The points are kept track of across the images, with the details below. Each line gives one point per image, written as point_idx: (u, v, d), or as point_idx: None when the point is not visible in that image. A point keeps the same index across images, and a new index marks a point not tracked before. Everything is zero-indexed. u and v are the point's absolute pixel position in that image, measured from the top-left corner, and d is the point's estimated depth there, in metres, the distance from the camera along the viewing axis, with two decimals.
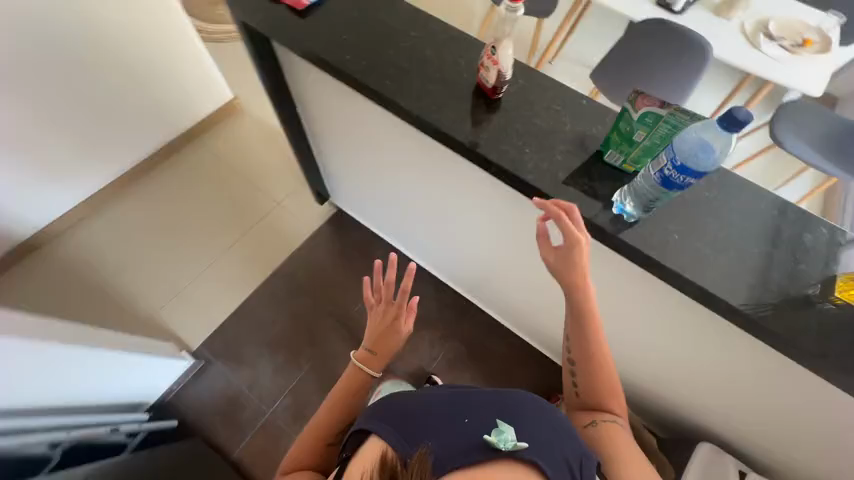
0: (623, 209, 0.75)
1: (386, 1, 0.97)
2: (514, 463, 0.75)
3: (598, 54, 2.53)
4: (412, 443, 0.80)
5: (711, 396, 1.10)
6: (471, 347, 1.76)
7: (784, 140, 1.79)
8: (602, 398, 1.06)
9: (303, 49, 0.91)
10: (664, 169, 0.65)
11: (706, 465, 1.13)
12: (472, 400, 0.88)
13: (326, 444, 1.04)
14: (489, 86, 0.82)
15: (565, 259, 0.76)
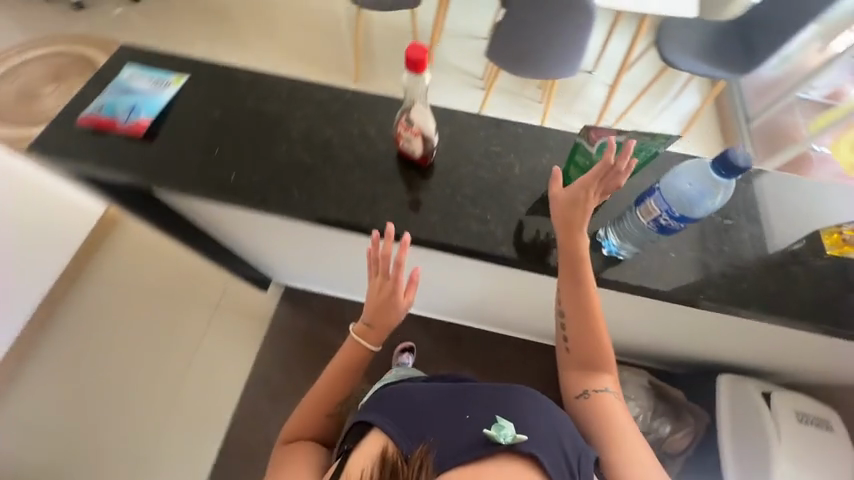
0: (610, 246, 0.76)
1: (251, 84, 0.79)
2: (513, 457, 0.69)
3: (481, 22, 2.46)
4: (412, 438, 0.74)
5: (716, 345, 1.14)
6: (478, 367, 1.71)
7: (675, 61, 1.87)
8: (598, 360, 0.90)
9: (171, 184, 0.69)
10: (660, 218, 0.69)
11: (732, 402, 1.17)
12: (473, 391, 0.79)
13: (325, 413, 0.93)
14: (418, 156, 0.69)
15: (569, 200, 0.64)
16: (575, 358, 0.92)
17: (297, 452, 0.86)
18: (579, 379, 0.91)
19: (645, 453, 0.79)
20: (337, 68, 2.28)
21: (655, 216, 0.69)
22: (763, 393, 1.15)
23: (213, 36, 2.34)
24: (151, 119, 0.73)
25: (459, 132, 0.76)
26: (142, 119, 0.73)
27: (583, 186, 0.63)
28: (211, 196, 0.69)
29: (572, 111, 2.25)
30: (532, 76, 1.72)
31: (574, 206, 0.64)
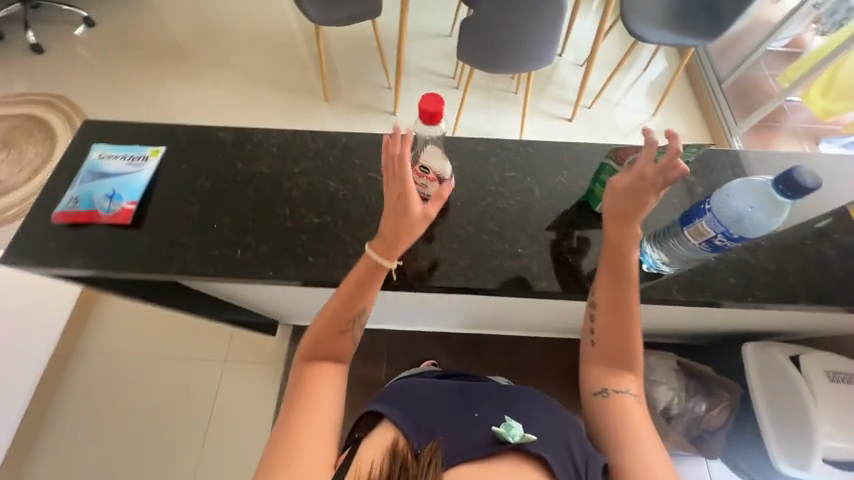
0: (652, 261, 0.84)
1: (249, 152, 0.93)
2: (520, 457, 0.67)
3: (444, 19, 2.41)
4: (423, 432, 0.71)
5: (743, 322, 1.15)
6: (506, 374, 1.68)
7: (644, 35, 1.87)
8: (624, 358, 0.81)
9: (202, 268, 0.81)
10: (715, 239, 0.73)
11: (760, 370, 1.18)
12: (483, 390, 0.79)
13: (339, 333, 0.79)
14: (438, 198, 0.88)
15: (630, 186, 0.74)
16: (599, 351, 0.82)
17: (311, 378, 0.76)
18: (603, 377, 0.81)
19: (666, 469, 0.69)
20: (305, 89, 2.19)
21: (709, 236, 0.73)
22: (791, 357, 1.16)
23: (169, 73, 2.21)
24: (136, 204, 0.85)
25: (460, 181, 0.95)
26: (125, 205, 0.84)
27: (641, 176, 0.73)
28: (239, 273, 0.80)
29: (548, 96, 2.23)
30: (507, 71, 1.65)
31: (633, 190, 0.74)
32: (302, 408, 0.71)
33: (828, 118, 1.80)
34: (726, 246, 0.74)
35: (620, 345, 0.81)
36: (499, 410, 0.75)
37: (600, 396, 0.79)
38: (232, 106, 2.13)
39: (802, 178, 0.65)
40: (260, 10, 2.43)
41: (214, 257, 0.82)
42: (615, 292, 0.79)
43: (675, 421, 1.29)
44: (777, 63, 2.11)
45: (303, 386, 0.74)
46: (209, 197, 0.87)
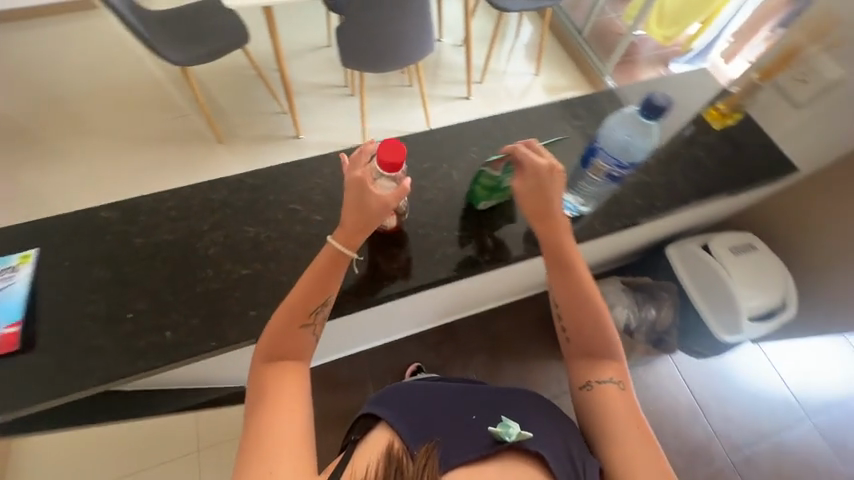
0: (574, 206, 0.93)
1: (146, 223, 0.83)
2: (515, 454, 0.72)
3: (319, 30, 2.36)
4: (420, 435, 0.75)
5: (658, 231, 1.33)
6: (487, 349, 1.74)
7: (507, 6, 2.01)
8: (597, 349, 0.89)
9: (128, 369, 0.71)
10: (611, 170, 0.85)
11: (685, 265, 1.37)
12: (483, 392, 0.84)
13: (299, 334, 0.72)
14: (391, 228, 0.89)
15: (533, 186, 0.80)
16: (575, 347, 0.91)
17: (275, 383, 0.68)
18: (587, 371, 0.88)
19: (651, 454, 0.76)
20: (193, 137, 2.00)
21: (607, 171, 0.85)
22: (702, 245, 1.36)
23: (19, 161, 1.88)
24: (21, 325, 0.72)
25: None
26: (5, 330, 0.71)
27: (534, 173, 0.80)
28: (174, 358, 0.72)
29: (442, 82, 2.31)
30: (396, 67, 1.67)
31: (534, 191, 0.81)
32: (269, 412, 0.64)
33: (669, 42, 2.08)
34: (625, 171, 0.86)
35: (590, 338, 0.89)
36: (498, 412, 0.80)
37: (584, 390, 0.86)
38: (111, 178, 1.88)
39: (658, 100, 0.77)
40: (110, 63, 2.15)
41: (142, 350, 0.72)
42: (569, 291, 0.87)
43: (636, 333, 1.46)
44: (618, 7, 2.44)
45: (271, 389, 0.67)
46: (113, 286, 0.77)
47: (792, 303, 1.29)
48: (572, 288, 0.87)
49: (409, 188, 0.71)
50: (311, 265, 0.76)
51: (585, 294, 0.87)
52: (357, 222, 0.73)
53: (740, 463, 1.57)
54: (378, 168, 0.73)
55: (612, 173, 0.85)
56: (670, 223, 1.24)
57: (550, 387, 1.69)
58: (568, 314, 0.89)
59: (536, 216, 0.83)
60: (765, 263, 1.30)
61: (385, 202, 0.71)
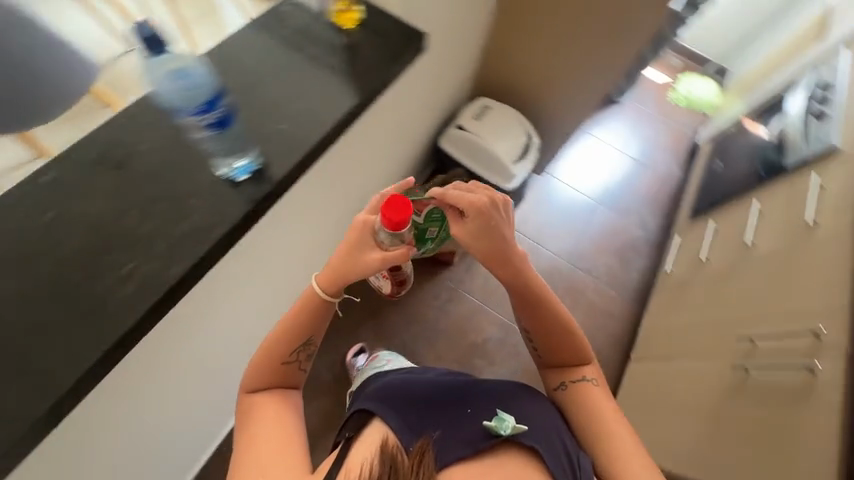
0: (245, 168, 0.66)
1: None
2: (514, 448, 0.83)
3: None
4: (413, 429, 0.85)
5: (411, 130, 1.39)
6: (365, 309, 1.76)
7: None
8: (569, 355, 1.01)
9: None
10: (207, 120, 0.62)
11: (459, 147, 1.55)
12: (475, 389, 0.96)
13: (282, 369, 0.89)
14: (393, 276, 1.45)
15: (477, 229, 0.87)
16: (548, 358, 1.03)
17: (254, 406, 0.85)
18: (562, 373, 1.01)
19: (629, 433, 0.90)
20: None
21: (205, 120, 0.61)
22: (458, 127, 1.54)
23: None
24: None
25: None
26: None
27: (482, 219, 0.87)
28: None
29: None
30: None
31: (480, 232, 0.87)
32: (247, 430, 0.81)
33: None
34: (213, 112, 0.62)
35: (561, 348, 1.01)
36: (493, 406, 0.90)
37: (559, 391, 0.99)
38: None
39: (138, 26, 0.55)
40: None
41: None
42: (528, 308, 0.98)
43: None
44: None
45: (256, 413, 0.84)
46: None
47: (535, 132, 1.58)
48: (535, 303, 0.98)
49: (402, 259, 0.80)
50: (290, 311, 0.90)
51: (546, 312, 0.98)
52: (340, 273, 0.86)
53: (576, 262, 2.00)
54: (382, 226, 0.81)
55: (214, 120, 0.62)
56: (408, 130, 1.35)
57: (432, 307, 1.82)
58: (530, 325, 1.01)
59: (493, 254, 0.89)
60: (501, 114, 1.56)
61: (379, 263, 0.83)
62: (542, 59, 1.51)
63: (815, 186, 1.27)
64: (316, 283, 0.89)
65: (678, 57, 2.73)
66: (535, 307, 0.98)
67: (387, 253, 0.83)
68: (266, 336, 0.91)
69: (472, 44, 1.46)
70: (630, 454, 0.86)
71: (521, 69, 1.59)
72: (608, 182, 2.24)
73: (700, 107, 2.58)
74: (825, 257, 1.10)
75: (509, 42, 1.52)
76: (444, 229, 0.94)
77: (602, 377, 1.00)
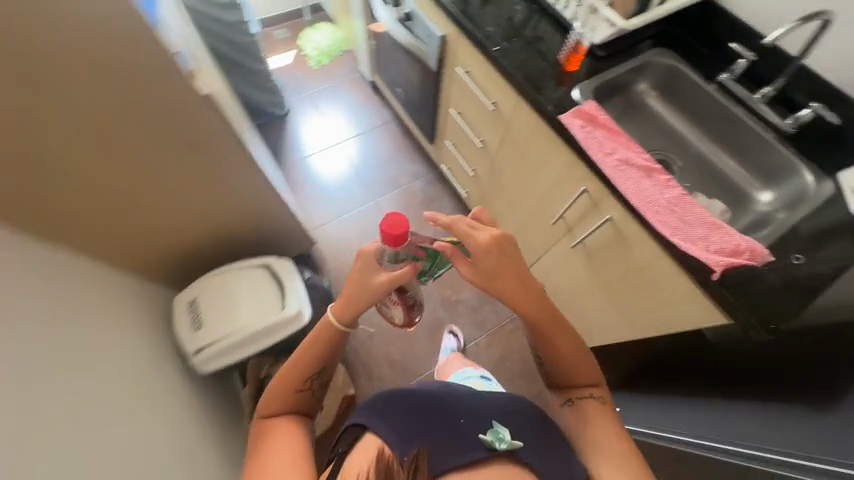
0: None
1: None
2: (509, 460, 0.73)
3: None
4: (414, 435, 0.73)
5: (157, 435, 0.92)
6: None
7: None
8: (579, 372, 0.96)
9: None
10: None
11: (226, 354, 1.17)
12: (474, 403, 0.85)
13: (294, 397, 0.96)
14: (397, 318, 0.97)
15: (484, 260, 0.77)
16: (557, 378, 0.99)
17: (267, 435, 0.91)
18: (567, 392, 0.99)
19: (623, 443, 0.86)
20: None
21: None
22: (197, 349, 1.14)
23: None
24: None
25: None
26: None
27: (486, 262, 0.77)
28: None
29: None
30: None
31: (490, 273, 0.77)
32: (260, 457, 0.86)
33: None
34: None
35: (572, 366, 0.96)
36: (487, 417, 0.81)
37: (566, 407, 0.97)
38: None
39: None
40: None
41: None
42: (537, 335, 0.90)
43: None
44: None
45: (271, 431, 0.91)
46: None
47: (272, 258, 1.29)
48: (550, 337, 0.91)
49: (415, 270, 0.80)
50: (308, 339, 0.96)
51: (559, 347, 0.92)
52: (354, 306, 0.87)
53: None
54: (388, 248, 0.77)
55: None
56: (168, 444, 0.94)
57: None
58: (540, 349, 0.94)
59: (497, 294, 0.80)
60: (211, 289, 1.20)
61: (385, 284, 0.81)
62: (176, 217, 1.13)
63: (464, 75, 1.31)
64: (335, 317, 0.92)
65: (278, 29, 2.56)
66: (543, 336, 0.90)
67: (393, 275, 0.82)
68: (289, 362, 0.97)
69: (104, 294, 1.01)
70: (623, 451, 0.84)
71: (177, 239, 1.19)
72: (361, 178, 2.16)
73: (339, 50, 2.50)
74: (530, 135, 1.16)
75: (129, 242, 1.09)
76: (432, 267, 0.87)
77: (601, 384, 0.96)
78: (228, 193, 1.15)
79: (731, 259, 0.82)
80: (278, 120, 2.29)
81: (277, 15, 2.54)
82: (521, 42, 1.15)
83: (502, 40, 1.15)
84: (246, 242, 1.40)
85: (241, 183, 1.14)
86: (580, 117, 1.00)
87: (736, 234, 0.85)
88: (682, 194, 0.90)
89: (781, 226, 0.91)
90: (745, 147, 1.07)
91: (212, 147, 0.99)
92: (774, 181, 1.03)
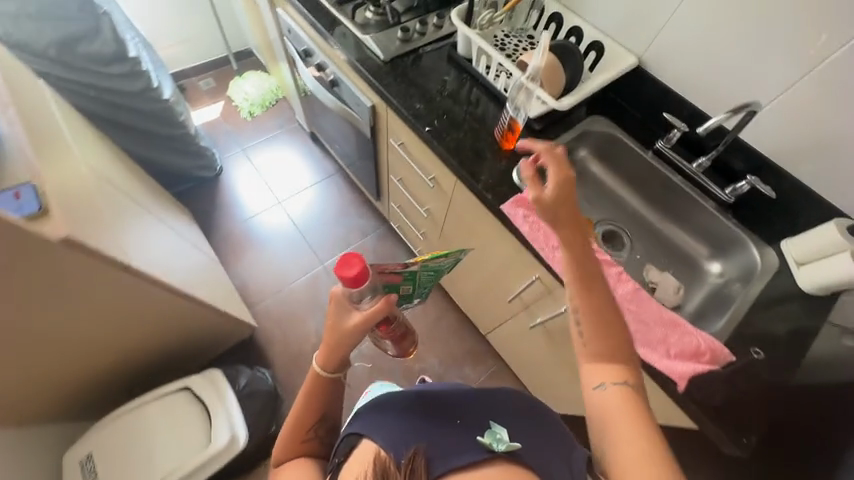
0: None
1: None
2: (516, 461, 0.57)
3: None
4: (411, 434, 0.61)
5: None
6: None
7: None
8: (618, 340, 0.64)
9: None
10: None
11: None
12: (473, 400, 0.69)
13: (302, 448, 0.81)
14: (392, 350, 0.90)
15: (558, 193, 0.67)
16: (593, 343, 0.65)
17: None
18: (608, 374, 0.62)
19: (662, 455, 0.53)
20: None
21: None
22: None
23: None
24: None
25: None
26: None
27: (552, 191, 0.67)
28: None
29: None
30: None
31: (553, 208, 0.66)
32: None
33: None
34: None
35: (610, 330, 0.64)
36: (488, 415, 0.66)
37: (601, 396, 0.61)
38: None
39: None
40: None
41: None
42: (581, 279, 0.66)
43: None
44: None
45: None
46: None
47: (195, 376, 1.11)
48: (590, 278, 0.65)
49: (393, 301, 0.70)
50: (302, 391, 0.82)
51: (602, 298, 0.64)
52: (336, 357, 0.76)
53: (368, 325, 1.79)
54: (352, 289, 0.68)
55: None
56: None
57: None
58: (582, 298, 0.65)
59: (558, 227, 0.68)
60: (113, 438, 1.01)
61: (361, 325, 0.71)
62: (64, 362, 0.92)
63: (399, 148, 1.22)
64: (320, 363, 0.79)
65: (201, 81, 2.35)
66: (586, 279, 0.64)
67: (368, 311, 0.71)
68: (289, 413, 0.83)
69: None
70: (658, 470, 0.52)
71: (66, 381, 0.98)
72: (306, 239, 1.99)
73: (273, 98, 2.33)
74: (473, 214, 1.08)
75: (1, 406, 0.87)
76: (416, 287, 0.80)
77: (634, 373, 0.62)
78: (126, 318, 0.96)
79: (692, 365, 0.76)
80: (208, 182, 2.08)
81: (201, 64, 2.34)
82: (453, 120, 1.06)
83: (432, 119, 1.06)
84: (162, 353, 1.19)
85: (140, 306, 0.95)
86: (522, 207, 0.92)
87: (696, 332, 0.79)
88: (635, 287, 0.84)
89: (735, 309, 0.87)
90: (689, 217, 1.05)
91: (91, 283, 0.81)
92: (721, 251, 1.01)
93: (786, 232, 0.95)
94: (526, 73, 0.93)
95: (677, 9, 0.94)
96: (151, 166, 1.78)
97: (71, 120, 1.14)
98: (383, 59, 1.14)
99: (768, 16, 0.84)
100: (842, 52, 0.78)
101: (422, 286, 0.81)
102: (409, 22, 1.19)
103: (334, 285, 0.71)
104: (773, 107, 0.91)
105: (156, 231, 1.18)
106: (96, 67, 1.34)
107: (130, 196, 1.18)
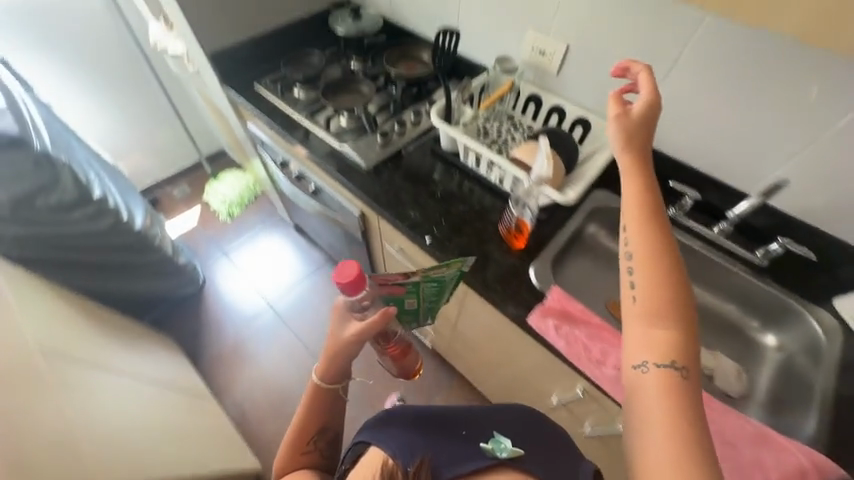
0: None
1: None
2: (518, 465, 0.60)
3: None
4: (419, 445, 0.61)
5: None
6: None
7: None
8: (673, 305, 0.52)
9: None
10: None
11: None
12: (479, 414, 0.76)
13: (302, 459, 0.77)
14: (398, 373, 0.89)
15: (639, 123, 0.60)
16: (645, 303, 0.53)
17: None
18: (660, 348, 0.51)
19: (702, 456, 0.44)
20: None
21: None
22: None
23: None
24: None
25: None
26: None
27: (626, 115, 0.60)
28: None
29: None
30: None
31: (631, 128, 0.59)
32: None
33: None
34: None
35: (665, 292, 0.53)
36: (488, 428, 0.70)
37: (640, 375, 0.51)
38: None
39: None
40: None
41: None
42: (648, 224, 0.56)
43: None
44: None
45: None
46: None
47: None
48: (648, 224, 0.56)
49: (390, 313, 0.66)
50: (303, 403, 0.78)
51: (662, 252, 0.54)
52: (336, 370, 0.74)
53: None
54: (352, 300, 0.65)
55: None
56: None
57: None
58: (643, 243, 0.55)
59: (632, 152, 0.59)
60: None
61: (356, 339, 0.68)
62: None
63: (396, 252, 1.13)
64: (320, 375, 0.75)
65: (174, 189, 2.28)
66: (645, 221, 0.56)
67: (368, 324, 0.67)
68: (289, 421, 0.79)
69: None
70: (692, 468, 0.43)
71: None
72: (304, 341, 1.83)
73: (251, 195, 2.26)
74: (491, 318, 0.97)
75: None
76: (421, 301, 0.79)
77: (694, 351, 0.50)
78: None
79: None
80: (192, 297, 1.94)
81: (172, 173, 2.28)
82: (452, 223, 0.98)
83: (431, 226, 0.98)
84: None
85: None
86: (553, 317, 0.82)
87: (791, 444, 0.67)
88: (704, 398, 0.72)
89: (818, 400, 0.75)
90: (724, 284, 0.96)
91: None
92: (774, 321, 0.91)
93: (837, 289, 0.85)
94: (531, 179, 0.87)
95: (661, 82, 0.91)
96: (123, 298, 1.62)
97: (24, 290, 1.01)
98: (365, 167, 1.08)
99: (759, 83, 0.81)
100: (847, 120, 0.75)
101: (427, 302, 0.79)
102: (386, 125, 1.15)
103: (337, 296, 0.67)
104: (785, 168, 0.85)
105: (128, 399, 1.01)
106: (61, 216, 1.22)
107: (94, 363, 1.02)
